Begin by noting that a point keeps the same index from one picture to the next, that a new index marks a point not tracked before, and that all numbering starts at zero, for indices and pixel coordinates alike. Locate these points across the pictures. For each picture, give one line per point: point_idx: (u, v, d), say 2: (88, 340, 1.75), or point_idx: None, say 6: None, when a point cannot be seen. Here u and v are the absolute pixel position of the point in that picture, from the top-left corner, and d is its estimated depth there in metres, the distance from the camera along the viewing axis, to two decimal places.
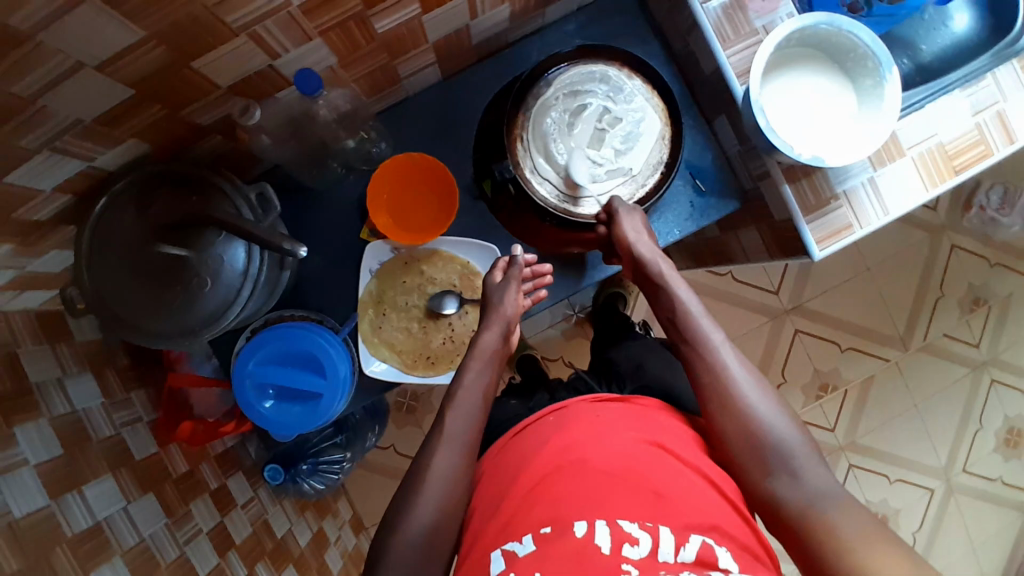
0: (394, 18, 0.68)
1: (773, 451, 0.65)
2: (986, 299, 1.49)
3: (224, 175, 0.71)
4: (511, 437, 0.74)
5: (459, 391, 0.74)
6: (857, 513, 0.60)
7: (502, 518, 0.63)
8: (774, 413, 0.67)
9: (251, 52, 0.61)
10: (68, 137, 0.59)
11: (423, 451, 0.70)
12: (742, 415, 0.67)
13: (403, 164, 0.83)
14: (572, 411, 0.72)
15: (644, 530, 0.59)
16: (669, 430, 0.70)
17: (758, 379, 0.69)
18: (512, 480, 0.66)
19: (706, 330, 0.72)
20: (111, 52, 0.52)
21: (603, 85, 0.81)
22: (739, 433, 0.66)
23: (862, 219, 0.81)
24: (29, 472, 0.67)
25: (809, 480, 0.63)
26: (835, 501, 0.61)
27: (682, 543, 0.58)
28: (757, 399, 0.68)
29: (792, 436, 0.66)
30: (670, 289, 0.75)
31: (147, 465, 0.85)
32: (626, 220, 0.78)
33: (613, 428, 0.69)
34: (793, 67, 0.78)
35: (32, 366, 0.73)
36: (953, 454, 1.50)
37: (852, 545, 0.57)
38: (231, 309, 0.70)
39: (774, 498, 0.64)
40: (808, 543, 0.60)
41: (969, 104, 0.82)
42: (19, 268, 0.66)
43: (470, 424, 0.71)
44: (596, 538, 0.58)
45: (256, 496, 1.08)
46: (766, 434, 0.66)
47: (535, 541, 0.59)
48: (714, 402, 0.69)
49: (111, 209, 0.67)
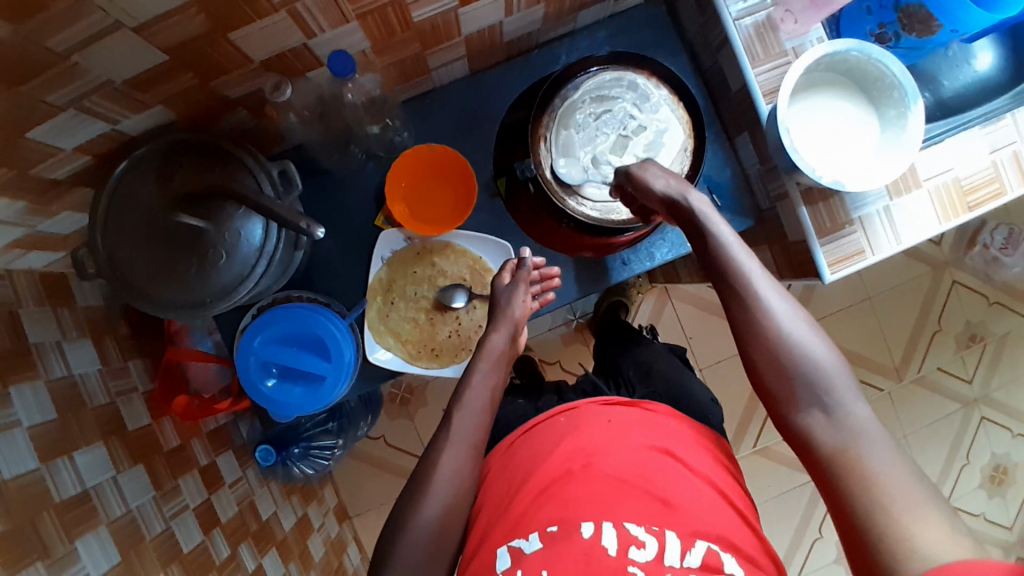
0: (431, 8, 0.68)
1: (805, 381, 0.61)
2: (983, 336, 1.50)
3: (248, 150, 0.71)
4: (521, 435, 0.74)
5: (469, 389, 0.73)
6: (893, 453, 0.56)
7: (511, 517, 0.63)
8: (812, 342, 0.62)
9: (289, 29, 0.61)
10: (95, 98, 0.58)
11: (431, 446, 0.69)
12: (774, 347, 0.62)
13: (423, 155, 0.83)
14: (581, 412, 0.73)
15: (650, 534, 0.59)
16: (679, 438, 0.70)
17: (794, 308, 0.64)
18: (522, 479, 0.67)
19: (740, 258, 0.66)
20: (149, 16, 0.52)
21: (630, 92, 0.80)
22: (770, 367, 0.62)
23: (875, 246, 0.81)
24: (22, 433, 0.66)
25: (843, 416, 0.59)
26: (870, 437, 0.57)
27: (689, 548, 0.59)
28: (790, 329, 0.62)
29: (829, 366, 0.61)
30: (705, 223, 0.67)
31: (139, 437, 0.84)
32: (643, 172, 0.72)
33: (622, 432, 0.69)
34: (819, 92, 0.78)
35: (32, 327, 0.72)
36: (938, 487, 1.51)
37: (891, 497, 0.53)
38: (244, 284, 0.69)
39: (804, 432, 0.60)
40: (835, 481, 0.57)
41: (987, 142, 0.82)
42: (30, 227, 0.65)
43: (479, 423, 0.71)
44: (602, 539, 0.59)
45: (244, 477, 1.07)
46: (801, 367, 0.61)
47: (542, 539, 0.59)
48: (741, 331, 0.65)
49: (131, 174, 0.67)
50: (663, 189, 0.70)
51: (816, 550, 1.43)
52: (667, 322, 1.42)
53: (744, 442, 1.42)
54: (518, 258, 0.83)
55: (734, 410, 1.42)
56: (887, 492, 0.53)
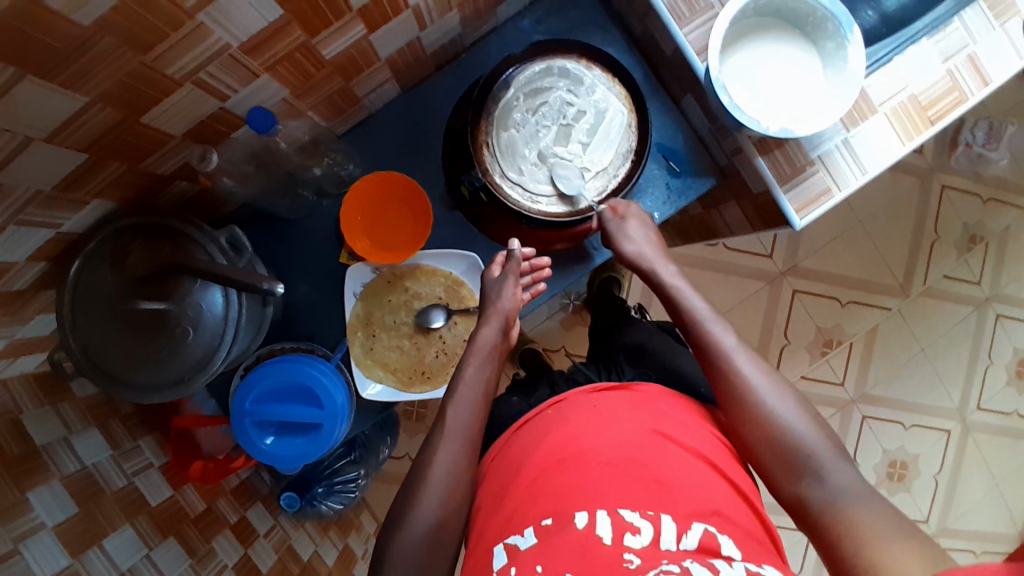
0: (341, 41, 0.67)
1: (793, 450, 0.66)
2: (983, 236, 1.47)
3: (193, 222, 0.71)
4: (515, 432, 0.76)
5: (459, 386, 0.74)
6: (879, 509, 0.60)
7: (506, 512, 0.66)
8: (797, 418, 0.67)
9: (200, 98, 0.61)
10: (31, 209, 0.58)
11: (425, 448, 0.71)
12: (762, 424, 0.67)
13: (374, 184, 0.82)
14: (570, 404, 0.75)
15: (644, 520, 0.61)
16: (668, 417, 0.73)
17: (776, 385, 0.69)
18: (516, 474, 0.69)
19: (721, 339, 0.73)
20: (59, 120, 0.52)
21: (563, 79, 0.79)
22: (762, 438, 0.67)
23: (841, 182, 0.80)
24: (49, 535, 0.68)
25: (831, 479, 0.63)
26: (856, 496, 0.62)
27: (685, 531, 0.61)
28: (777, 407, 0.68)
29: (813, 436, 0.66)
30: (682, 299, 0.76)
31: (163, 510, 0.86)
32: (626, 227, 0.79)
33: (611, 417, 0.72)
34: (754, 38, 0.76)
35: (37, 430, 0.72)
36: (965, 394, 1.50)
37: (877, 545, 0.57)
38: (217, 354, 0.70)
39: (796, 495, 0.65)
40: (829, 539, 0.61)
41: (937, 52, 0.80)
42: (8, 337, 0.68)
43: (472, 421, 0.73)
44: (597, 529, 0.60)
45: (277, 524, 1.10)
46: (789, 437, 0.66)
47: (536, 534, 0.61)
48: (734, 417, 0.70)
49: (86, 270, 0.67)
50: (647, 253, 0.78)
51: None
52: None
53: None
54: (507, 250, 0.82)
55: None
56: (869, 536, 0.58)
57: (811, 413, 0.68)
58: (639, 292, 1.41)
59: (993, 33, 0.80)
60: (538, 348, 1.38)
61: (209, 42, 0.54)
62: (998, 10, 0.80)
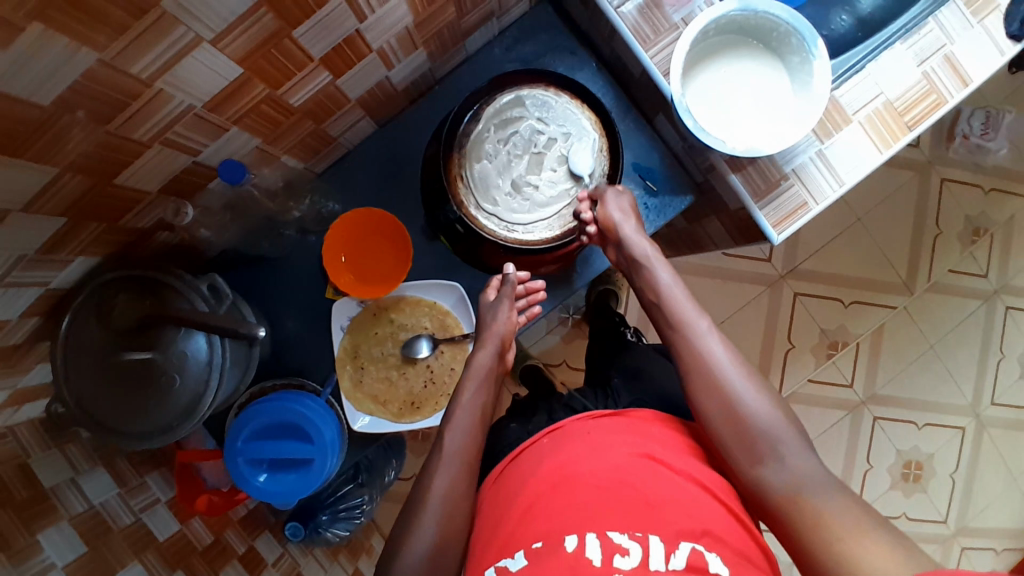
0: (307, 89, 0.68)
1: (761, 435, 0.66)
2: (986, 227, 1.46)
3: (175, 272, 0.73)
4: (510, 462, 0.75)
5: (456, 410, 0.75)
6: (840, 496, 0.61)
7: (500, 534, 0.66)
8: (763, 400, 0.68)
9: (171, 156, 0.63)
10: (18, 271, 0.60)
11: (424, 472, 0.70)
12: (728, 401, 0.68)
13: (352, 221, 0.84)
14: (566, 431, 0.75)
15: (633, 540, 0.61)
16: (663, 442, 0.72)
17: (741, 366, 0.70)
18: (513, 498, 0.68)
19: (693, 317, 0.73)
20: (35, 189, 0.54)
21: (531, 108, 0.80)
22: (728, 419, 0.67)
23: (817, 195, 0.79)
24: (59, 574, 0.70)
25: (794, 465, 0.64)
26: (819, 484, 0.63)
27: (673, 550, 0.60)
28: (744, 387, 0.68)
29: (777, 420, 0.66)
30: (653, 271, 0.77)
31: (172, 544, 0.88)
32: (613, 201, 0.78)
33: (605, 443, 0.71)
34: (716, 58, 0.76)
35: (44, 472, 0.75)
36: (978, 388, 1.48)
37: (838, 530, 0.58)
38: (204, 398, 0.73)
39: (757, 480, 0.64)
40: (791, 526, 0.62)
41: (912, 56, 0.79)
42: (11, 387, 0.70)
43: (470, 442, 0.72)
44: (587, 551, 0.60)
45: (286, 551, 1.12)
46: (756, 420, 0.66)
47: (527, 556, 0.61)
48: (700, 389, 0.69)
49: (76, 325, 0.69)
50: (626, 228, 0.78)
51: (870, 481, 1.44)
52: None
53: None
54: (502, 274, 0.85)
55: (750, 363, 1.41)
56: (838, 526, 0.58)
57: (771, 390, 0.69)
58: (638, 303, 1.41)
59: (969, 33, 0.79)
60: (540, 364, 1.39)
61: (171, 105, 0.56)
62: (975, 8, 0.78)
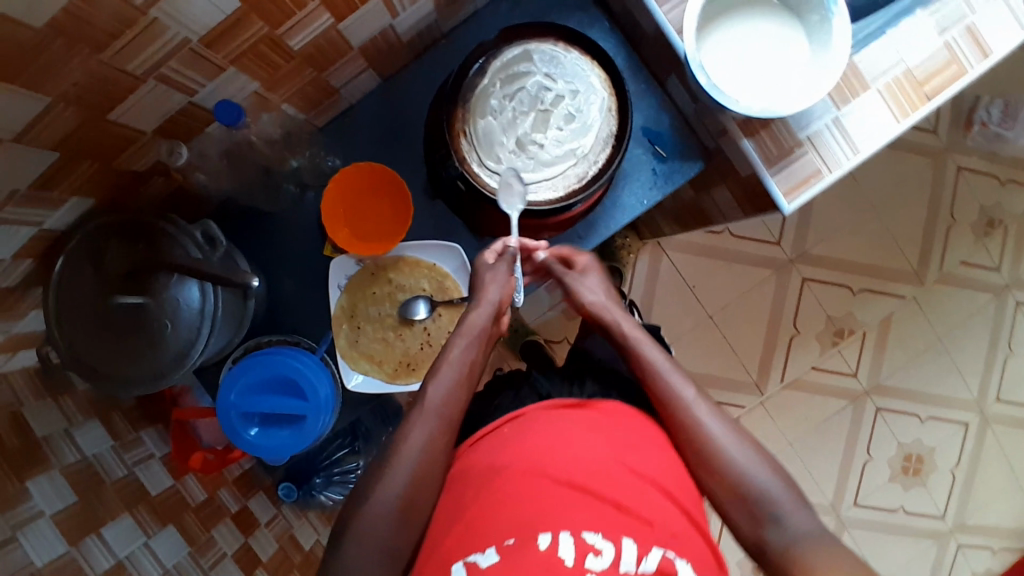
0: (307, 31, 0.67)
1: (760, 503, 0.64)
2: (1001, 219, 1.43)
3: (168, 218, 0.72)
4: (471, 446, 0.68)
5: (442, 364, 0.71)
6: (840, 553, 0.59)
7: (462, 526, 0.59)
8: (757, 468, 0.66)
9: (166, 93, 0.62)
10: (11, 208, 0.59)
11: (399, 426, 0.68)
12: (724, 471, 0.66)
13: (352, 176, 0.82)
14: (531, 419, 0.67)
15: (608, 540, 0.56)
16: (637, 436, 0.67)
17: (733, 432, 0.68)
18: (476, 492, 0.61)
19: (680, 390, 0.71)
20: (26, 119, 0.53)
21: (540, 63, 0.78)
22: (727, 490, 0.66)
23: (831, 163, 0.77)
24: (46, 521, 0.69)
25: (793, 526, 0.63)
26: (818, 544, 0.61)
27: (644, 554, 0.56)
28: (739, 456, 0.67)
29: (775, 485, 0.65)
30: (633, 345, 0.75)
31: (164, 500, 0.87)
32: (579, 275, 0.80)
33: (578, 436, 0.64)
34: (731, 17, 0.74)
35: (36, 421, 0.73)
36: (984, 383, 1.46)
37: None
38: (195, 347, 0.71)
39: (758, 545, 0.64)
40: None
41: (933, 24, 0.76)
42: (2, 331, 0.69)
43: (452, 400, 0.69)
44: (560, 550, 0.55)
45: (279, 513, 1.12)
46: (754, 488, 0.65)
47: (498, 552, 0.55)
48: (695, 463, 0.68)
49: (69, 268, 0.68)
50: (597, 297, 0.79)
51: (868, 472, 1.43)
52: (666, 279, 1.38)
53: (770, 377, 1.40)
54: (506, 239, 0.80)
55: (753, 347, 1.40)
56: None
57: (764, 453, 0.68)
58: (643, 282, 1.38)
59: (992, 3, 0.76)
60: (540, 339, 1.37)
61: (166, 37, 0.55)
62: None
